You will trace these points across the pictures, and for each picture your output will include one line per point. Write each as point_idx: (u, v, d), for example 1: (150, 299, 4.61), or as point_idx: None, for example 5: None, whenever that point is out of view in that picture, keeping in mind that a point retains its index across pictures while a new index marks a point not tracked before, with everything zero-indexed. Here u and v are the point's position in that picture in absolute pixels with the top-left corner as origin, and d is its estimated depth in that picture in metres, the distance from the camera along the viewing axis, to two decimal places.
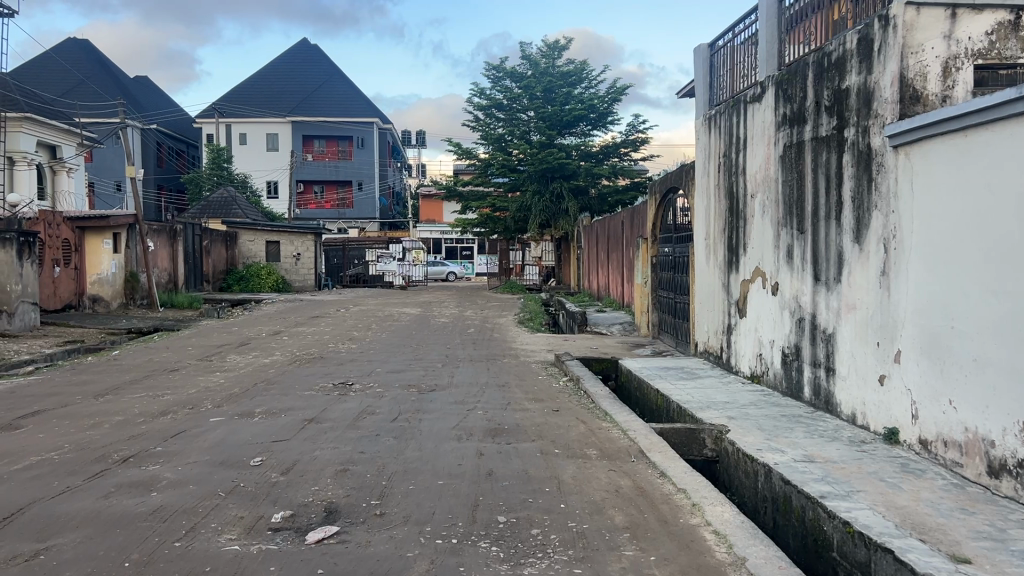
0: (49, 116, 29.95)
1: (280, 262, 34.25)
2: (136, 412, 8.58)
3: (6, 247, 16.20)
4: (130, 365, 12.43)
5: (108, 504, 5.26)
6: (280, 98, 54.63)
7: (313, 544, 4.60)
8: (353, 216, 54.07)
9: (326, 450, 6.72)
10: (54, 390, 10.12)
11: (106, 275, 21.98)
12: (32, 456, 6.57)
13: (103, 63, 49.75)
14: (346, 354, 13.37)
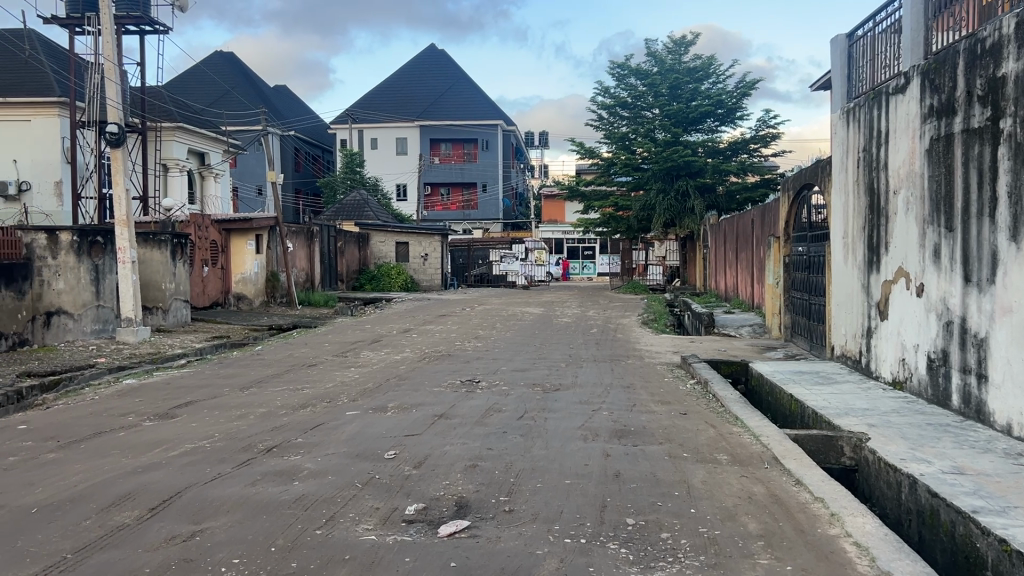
0: (200, 125, 32.01)
1: (409, 262, 35.17)
2: (277, 404, 9.04)
3: (161, 247, 17.46)
4: (271, 360, 13.10)
5: (255, 490, 5.57)
6: (408, 103, 56.23)
7: (445, 537, 4.71)
8: (477, 216, 55.05)
9: (455, 446, 6.87)
10: (204, 382, 10.81)
11: (250, 274, 23.19)
12: (187, 444, 7.04)
13: (247, 74, 52.60)
14: (472, 353, 13.62)
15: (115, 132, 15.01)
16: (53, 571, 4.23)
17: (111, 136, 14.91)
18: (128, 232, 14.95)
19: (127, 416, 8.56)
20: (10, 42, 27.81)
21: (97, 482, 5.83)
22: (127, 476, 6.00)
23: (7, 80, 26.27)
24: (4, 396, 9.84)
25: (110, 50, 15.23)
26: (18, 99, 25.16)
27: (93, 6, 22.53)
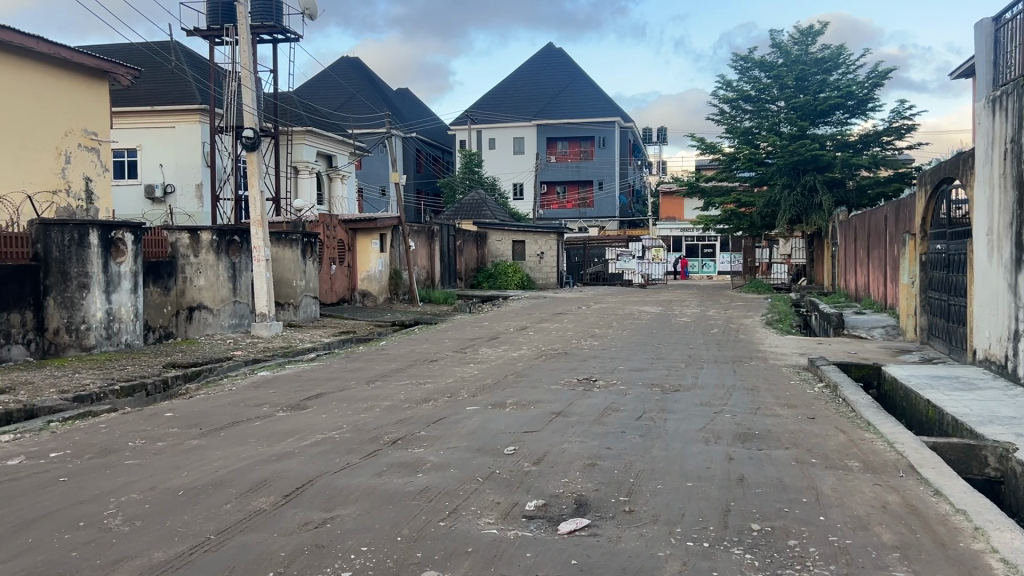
0: (328, 129, 33.30)
1: (525, 260, 35.36)
2: (401, 398, 9.29)
3: (293, 246, 18.30)
4: (394, 355, 13.48)
5: (381, 481, 5.75)
6: (527, 102, 56.63)
7: (566, 534, 4.72)
8: (594, 214, 54.80)
9: (575, 443, 6.88)
10: (332, 375, 11.26)
11: (374, 273, 23.93)
12: (317, 434, 7.35)
13: (371, 77, 54.26)
14: (589, 351, 13.60)
15: (250, 136, 15.82)
16: (198, 550, 4.50)
17: (246, 140, 15.69)
18: (262, 232, 15.70)
19: (263, 406, 9.02)
20: (157, 55, 29.85)
21: (236, 468, 6.17)
22: (263, 463, 6.32)
23: (154, 90, 28.14)
24: (152, 386, 10.74)
25: (247, 59, 16.07)
26: (164, 107, 26.87)
27: (231, 16, 23.72)
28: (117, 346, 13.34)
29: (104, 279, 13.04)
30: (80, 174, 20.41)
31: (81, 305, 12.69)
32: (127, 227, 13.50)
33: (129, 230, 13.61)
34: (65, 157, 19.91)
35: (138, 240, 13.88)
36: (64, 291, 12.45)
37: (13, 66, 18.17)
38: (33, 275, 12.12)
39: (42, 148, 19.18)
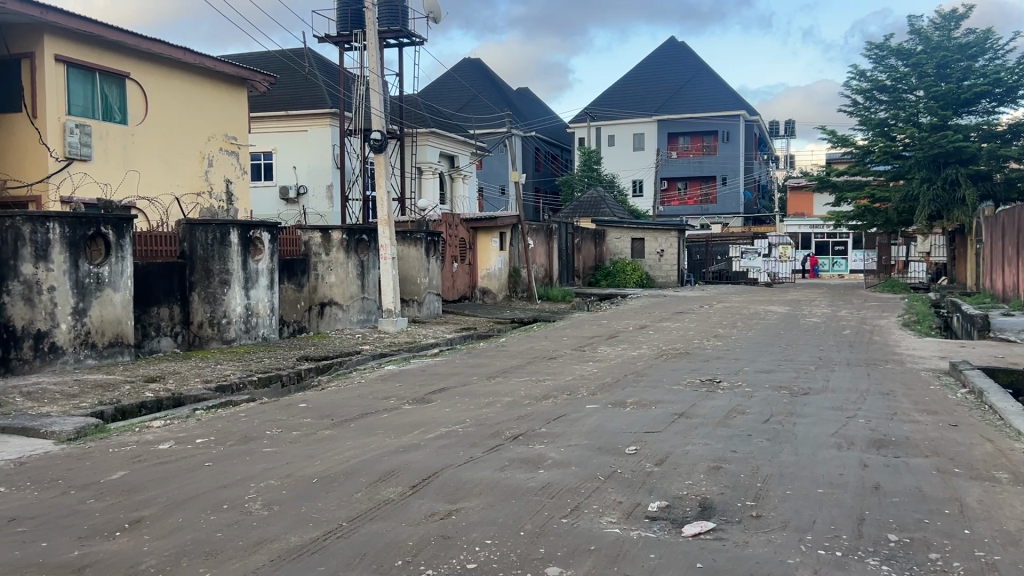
0: (450, 130, 34.00)
1: (645, 258, 34.93)
2: (522, 394, 9.39)
3: (417, 245, 18.80)
4: (515, 352, 13.62)
5: (504, 475, 5.83)
6: (648, 98, 56.00)
7: (690, 537, 4.64)
8: (717, 210, 53.65)
9: (698, 446, 6.75)
10: (455, 370, 11.48)
11: (494, 270, 24.22)
12: (441, 427, 7.52)
13: (491, 78, 54.95)
14: (712, 351, 13.32)
15: (378, 139, 16.36)
16: (331, 536, 4.70)
17: (374, 143, 16.26)
18: (389, 231, 16.18)
19: (390, 399, 9.31)
20: (292, 62, 31.28)
21: (365, 458, 6.39)
22: (390, 454, 6.52)
23: (288, 95, 29.48)
24: (287, 376, 11.27)
25: (375, 63, 16.59)
26: (297, 111, 28.11)
27: (360, 22, 24.63)
28: (255, 339, 14.06)
29: (244, 275, 13.77)
30: (221, 176, 21.60)
31: (223, 300, 13.44)
32: (264, 226, 14.17)
33: (266, 229, 14.29)
34: (208, 161, 21.13)
35: (274, 238, 14.56)
36: (208, 286, 13.26)
37: (163, 76, 19.49)
38: (180, 271, 13.01)
39: (188, 153, 20.42)
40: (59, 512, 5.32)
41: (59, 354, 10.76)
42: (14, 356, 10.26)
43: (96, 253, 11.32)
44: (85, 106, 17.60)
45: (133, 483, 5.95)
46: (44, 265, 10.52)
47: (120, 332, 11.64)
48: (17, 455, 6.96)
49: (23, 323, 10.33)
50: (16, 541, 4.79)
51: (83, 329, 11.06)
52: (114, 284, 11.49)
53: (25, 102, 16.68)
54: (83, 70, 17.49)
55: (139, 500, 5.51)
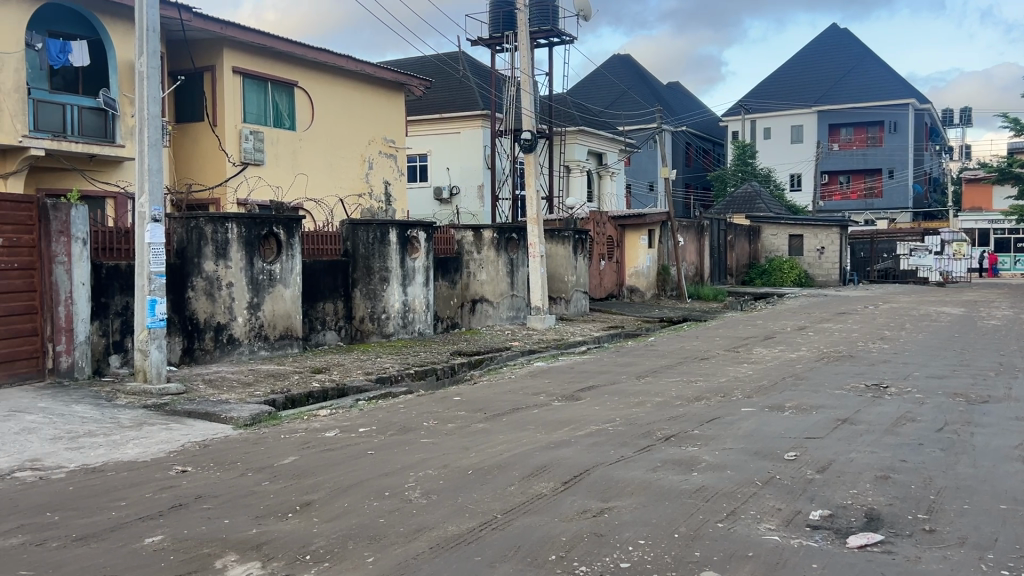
0: (600, 127, 33.96)
1: (803, 256, 33.45)
2: (673, 394, 9.24)
3: (565, 243, 18.90)
4: (665, 351, 13.42)
5: (657, 476, 5.76)
6: (807, 88, 53.72)
7: (856, 549, 4.43)
8: (882, 205, 50.71)
9: (864, 454, 6.42)
10: (605, 369, 11.45)
11: (642, 268, 23.95)
12: (592, 425, 7.54)
13: (642, 73, 54.31)
14: (879, 354, 12.59)
15: (528, 138, 16.56)
16: (487, 527, 4.81)
17: (525, 142, 16.46)
18: (538, 229, 16.36)
19: (540, 395, 9.41)
20: (446, 65, 32.28)
21: (518, 453, 6.49)
22: (542, 450, 6.60)
23: (442, 98, 30.41)
24: (442, 370, 11.62)
25: (526, 64, 16.81)
26: (450, 114, 28.92)
27: (512, 24, 25.04)
28: (411, 334, 14.59)
29: (402, 273, 14.31)
30: (381, 178, 22.54)
31: (382, 296, 14.04)
32: (420, 226, 14.68)
33: (422, 229, 14.79)
34: (368, 164, 22.12)
35: (430, 237, 15.05)
36: (368, 283, 13.90)
37: (327, 83, 20.56)
38: (343, 269, 13.70)
39: (350, 156, 21.45)
40: (238, 492, 5.74)
41: (236, 345, 11.59)
42: (198, 347, 11.13)
43: (269, 252, 12.13)
44: (259, 114, 18.83)
45: (302, 468, 6.32)
46: (223, 263, 11.36)
47: (290, 325, 12.39)
48: (202, 437, 7.57)
49: (205, 316, 11.19)
50: (201, 517, 5.20)
51: (257, 322, 11.85)
52: (284, 280, 12.24)
53: (207, 111, 18.05)
54: (257, 81, 18.71)
55: (309, 484, 5.86)
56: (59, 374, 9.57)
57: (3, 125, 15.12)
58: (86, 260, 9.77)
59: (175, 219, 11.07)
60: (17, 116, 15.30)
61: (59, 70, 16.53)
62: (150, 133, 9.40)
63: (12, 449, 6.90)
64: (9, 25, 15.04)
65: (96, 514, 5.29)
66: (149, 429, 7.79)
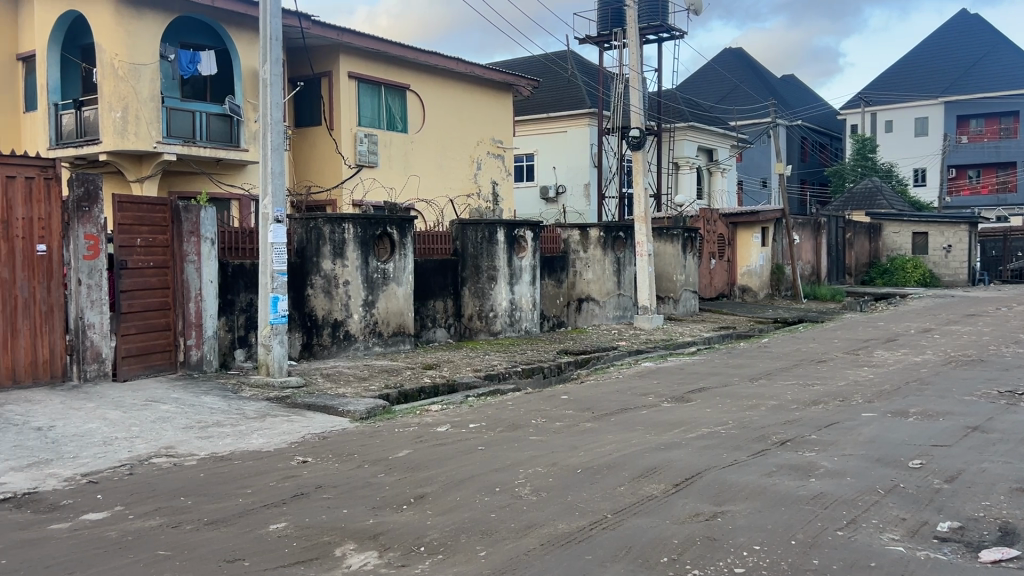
0: (710, 123, 33.29)
1: (928, 255, 31.68)
2: (788, 398, 8.98)
3: (674, 241, 18.63)
4: (779, 353, 13.03)
5: (772, 481, 5.62)
6: (933, 78, 51.05)
7: (988, 564, 4.19)
8: (1016, 201, 47.40)
9: (997, 464, 6.06)
10: (715, 370, 11.22)
11: (754, 267, 23.36)
12: (704, 427, 7.41)
13: (754, 67, 52.82)
14: (1013, 360, 11.84)
15: (637, 136, 16.40)
16: (597, 526, 4.81)
17: (633, 140, 16.31)
18: (646, 228, 16.19)
19: (649, 396, 9.32)
20: (554, 64, 32.39)
21: (628, 453, 6.45)
22: (652, 451, 6.54)
23: (549, 97, 30.50)
24: (549, 368, 11.68)
25: (635, 61, 16.66)
26: (557, 113, 28.94)
27: (620, 21, 24.90)
28: (519, 332, 14.72)
29: (510, 272, 14.44)
30: (489, 178, 22.82)
31: (491, 295, 14.21)
32: (527, 225, 14.79)
33: (529, 228, 14.89)
34: (477, 164, 22.43)
35: (537, 236, 15.12)
36: (477, 282, 14.10)
37: (437, 85, 20.96)
38: (453, 268, 13.97)
39: (460, 156, 21.80)
40: (356, 483, 5.94)
41: (352, 341, 11.98)
42: (316, 342, 11.57)
43: (383, 251, 12.49)
44: (373, 117, 19.37)
45: (416, 461, 6.48)
46: (340, 261, 11.75)
47: (402, 323, 12.72)
48: (320, 429, 7.87)
49: (323, 313, 11.62)
50: (322, 506, 5.42)
51: (372, 319, 12.21)
52: (397, 279, 12.57)
53: (324, 115, 18.70)
54: (371, 85, 19.26)
55: (422, 477, 6.00)
56: (189, 367, 10.12)
57: (140, 132, 16.07)
58: (214, 259, 10.30)
59: (296, 219, 11.53)
60: (151, 123, 16.23)
61: (189, 80, 17.50)
62: (274, 137, 9.82)
63: (149, 436, 7.37)
64: (146, 38, 16.01)
65: (225, 500, 5.59)
66: (272, 420, 8.16)
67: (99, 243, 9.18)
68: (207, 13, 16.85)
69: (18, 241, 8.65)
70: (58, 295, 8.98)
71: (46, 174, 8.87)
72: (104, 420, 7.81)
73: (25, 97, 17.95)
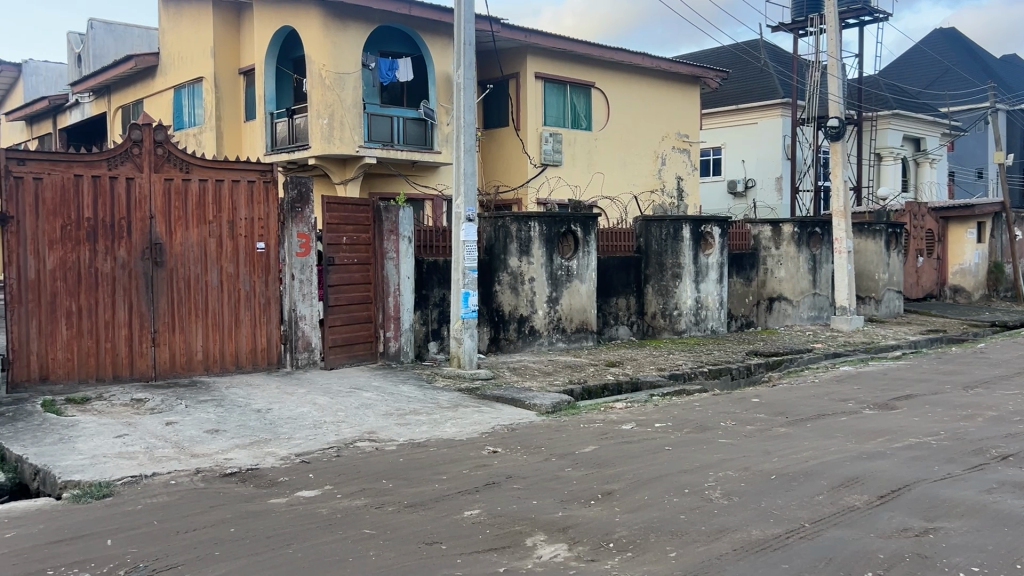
0: (918, 110, 30.92)
1: None
2: (1009, 409, 8.18)
3: (877, 237, 17.46)
4: (998, 360, 11.90)
5: (992, 499, 5.16)
6: None
7: None
8: None
9: None
10: (924, 377, 10.43)
11: (969, 266, 21.43)
12: (912, 437, 6.91)
13: (970, 47, 48.49)
14: None
15: (835, 126, 15.53)
16: (795, 535, 4.63)
17: (831, 130, 15.49)
18: (845, 223, 15.31)
19: (849, 402, 8.82)
20: (746, 54, 31.37)
21: (826, 461, 6.15)
22: (854, 460, 6.19)
23: (738, 89, 29.57)
24: (737, 370, 11.33)
25: (834, 46, 15.78)
26: (747, 105, 27.97)
27: (817, 5, 23.69)
28: (704, 331, 14.39)
29: (696, 269, 14.13)
30: (673, 174, 22.48)
31: (675, 292, 13.98)
32: (714, 221, 14.42)
33: (717, 223, 14.51)
34: (662, 160, 22.16)
35: (725, 232, 14.70)
36: (661, 280, 13.93)
37: (622, 81, 20.89)
38: (637, 265, 13.90)
39: (644, 153, 21.62)
40: (545, 475, 6.06)
41: (537, 336, 12.20)
42: (503, 337, 11.91)
43: (567, 249, 12.64)
44: (559, 116, 19.61)
45: (603, 457, 6.52)
46: (526, 259, 11.99)
47: (586, 319, 12.81)
48: (509, 421, 8.09)
49: (509, 308, 11.93)
50: (513, 496, 5.58)
51: (556, 315, 12.38)
52: (581, 276, 12.67)
53: (512, 116, 19.15)
54: (557, 84, 19.50)
55: (610, 474, 6.02)
56: (388, 357, 10.73)
57: (344, 137, 17.19)
58: (410, 256, 10.86)
59: (485, 218, 11.88)
60: (354, 128, 17.32)
61: (388, 87, 18.54)
62: (466, 138, 10.18)
63: (353, 421, 7.88)
64: (350, 48, 17.10)
65: (423, 485, 5.88)
66: (463, 411, 8.48)
67: (310, 241, 9.92)
68: (404, 22, 17.74)
69: (241, 240, 9.50)
70: (275, 289, 9.76)
71: (265, 178, 9.66)
72: (314, 404, 8.45)
73: (245, 108, 19.71)
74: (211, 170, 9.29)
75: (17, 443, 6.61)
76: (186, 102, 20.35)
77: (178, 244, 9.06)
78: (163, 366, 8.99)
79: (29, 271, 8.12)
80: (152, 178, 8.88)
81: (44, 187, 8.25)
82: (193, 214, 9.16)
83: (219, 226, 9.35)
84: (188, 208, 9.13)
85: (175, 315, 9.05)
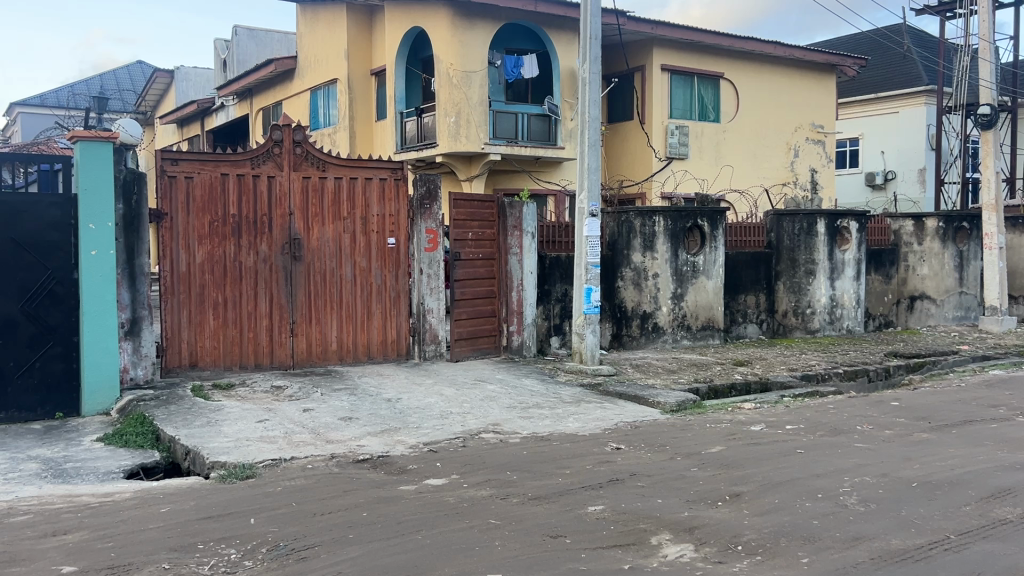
0: None
1: None
2: None
3: None
4: None
5: None
6: None
7: None
8: None
9: None
10: None
11: None
12: None
13: None
14: None
15: (987, 113, 14.54)
16: (938, 547, 4.39)
17: (982, 119, 14.51)
18: (996, 217, 14.35)
19: (1000, 408, 8.25)
20: (886, 39, 29.86)
21: (974, 471, 5.79)
22: (1005, 470, 5.79)
23: (878, 77, 28.17)
24: (875, 372, 10.81)
25: (987, 28, 14.77)
26: (887, 93, 26.61)
27: None
28: (839, 331, 13.81)
29: (830, 266, 13.59)
30: (806, 166, 21.68)
31: (808, 289, 13.48)
32: (852, 215, 13.82)
33: (854, 218, 13.89)
34: (794, 152, 21.41)
35: (863, 227, 14.05)
36: (793, 276, 13.47)
37: (753, 71, 20.26)
38: (767, 261, 13.49)
39: (774, 144, 20.93)
40: (670, 474, 5.98)
41: (661, 333, 12.05)
42: (626, 333, 11.82)
43: (693, 244, 12.40)
44: (685, 109, 19.25)
45: (731, 459, 6.37)
46: (650, 254, 11.85)
47: (712, 317, 12.53)
48: (632, 418, 8.02)
49: (633, 304, 11.83)
50: (637, 494, 5.54)
51: (681, 312, 12.18)
52: (708, 272, 12.41)
53: (637, 109, 18.94)
54: (684, 77, 19.15)
55: (738, 475, 5.89)
56: (511, 351, 10.88)
57: (470, 135, 17.48)
58: (534, 252, 10.93)
59: (609, 214, 11.83)
60: (480, 126, 17.57)
61: (513, 84, 18.75)
62: (591, 134, 10.14)
63: (479, 413, 8.03)
64: (477, 46, 17.37)
65: (548, 478, 5.93)
66: (586, 406, 8.49)
67: (438, 236, 10.15)
68: (529, 18, 17.88)
69: (373, 235, 9.84)
70: (404, 283, 10.06)
71: (395, 175, 9.96)
72: (441, 395, 8.67)
73: (377, 107, 20.38)
74: (346, 169, 9.66)
75: (169, 424, 7.11)
76: (321, 103, 21.24)
77: (315, 239, 9.47)
78: (300, 354, 9.44)
79: (180, 264, 8.70)
80: (291, 177, 9.32)
81: (194, 186, 8.81)
82: (329, 210, 9.55)
83: (353, 222, 9.71)
84: (324, 204, 9.53)
85: (311, 307, 9.47)
